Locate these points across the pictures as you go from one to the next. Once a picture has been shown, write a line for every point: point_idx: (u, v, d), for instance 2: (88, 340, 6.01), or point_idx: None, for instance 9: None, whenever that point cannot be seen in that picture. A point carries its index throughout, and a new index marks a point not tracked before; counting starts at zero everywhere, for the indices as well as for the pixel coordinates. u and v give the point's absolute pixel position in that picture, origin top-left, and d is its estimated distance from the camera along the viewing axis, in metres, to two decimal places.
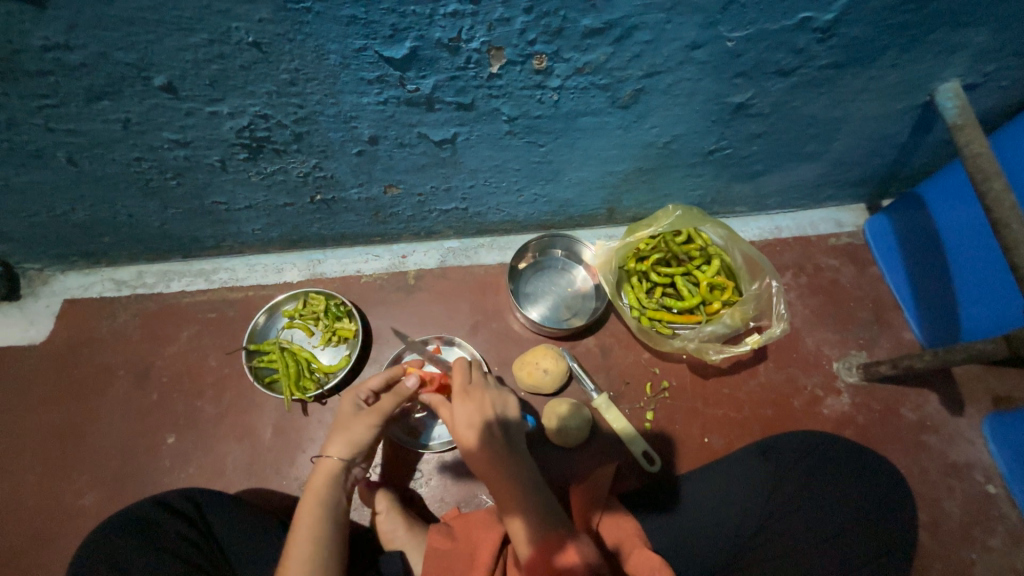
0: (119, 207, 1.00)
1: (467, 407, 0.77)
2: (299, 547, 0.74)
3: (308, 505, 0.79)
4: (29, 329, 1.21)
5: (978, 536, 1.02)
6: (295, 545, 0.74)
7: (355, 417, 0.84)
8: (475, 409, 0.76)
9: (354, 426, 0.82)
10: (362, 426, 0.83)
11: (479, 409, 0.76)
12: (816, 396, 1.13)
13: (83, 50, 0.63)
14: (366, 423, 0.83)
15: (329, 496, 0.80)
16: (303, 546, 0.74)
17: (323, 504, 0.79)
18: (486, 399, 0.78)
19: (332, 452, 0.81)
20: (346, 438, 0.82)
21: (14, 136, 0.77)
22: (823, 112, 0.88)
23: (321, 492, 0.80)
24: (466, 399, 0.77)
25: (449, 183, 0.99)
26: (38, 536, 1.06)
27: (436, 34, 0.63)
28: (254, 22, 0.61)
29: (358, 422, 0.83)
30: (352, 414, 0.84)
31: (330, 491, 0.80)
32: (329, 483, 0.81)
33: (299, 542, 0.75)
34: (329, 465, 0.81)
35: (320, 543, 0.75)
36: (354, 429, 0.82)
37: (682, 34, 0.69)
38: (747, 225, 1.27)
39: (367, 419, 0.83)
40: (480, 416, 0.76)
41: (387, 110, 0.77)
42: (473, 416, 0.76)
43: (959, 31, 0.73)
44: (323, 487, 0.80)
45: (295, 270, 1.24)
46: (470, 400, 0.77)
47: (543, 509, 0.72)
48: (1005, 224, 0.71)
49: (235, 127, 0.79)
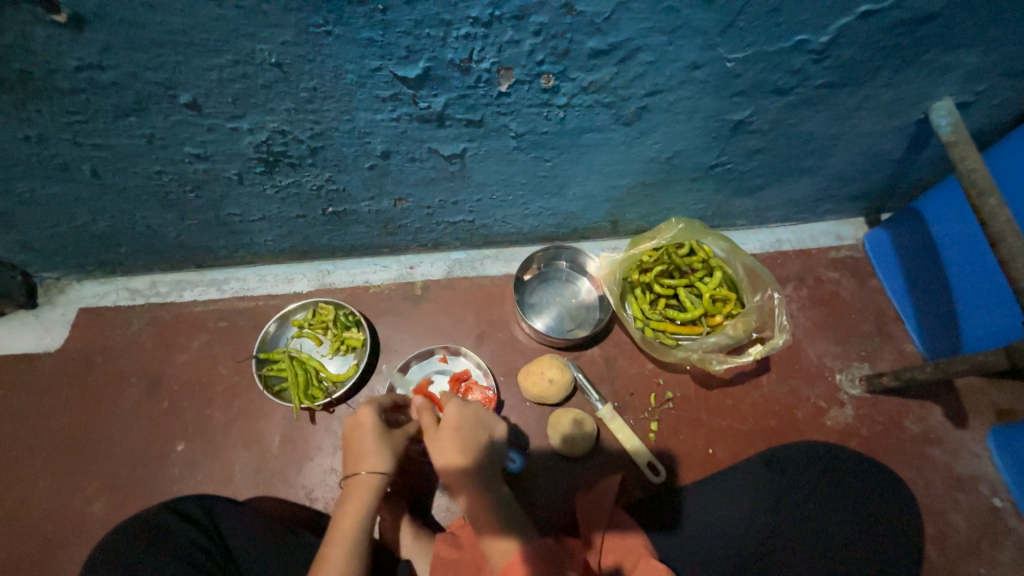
0: (137, 219, 1.03)
1: (458, 419, 0.78)
2: (334, 566, 0.74)
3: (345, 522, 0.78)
4: (44, 336, 1.24)
5: (986, 550, 1.02)
6: (330, 562, 0.74)
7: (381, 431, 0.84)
8: (464, 425, 0.78)
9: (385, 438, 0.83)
10: (399, 437, 0.85)
11: (469, 426, 0.78)
12: (820, 408, 1.14)
13: (114, 70, 0.67)
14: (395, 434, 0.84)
15: (367, 513, 0.79)
16: (341, 562, 0.74)
17: (361, 522, 0.78)
18: (476, 419, 0.80)
19: (376, 466, 0.80)
20: (388, 451, 0.82)
21: (43, 150, 0.80)
22: (821, 128, 0.91)
23: (359, 507, 0.79)
24: (459, 412, 0.79)
25: (457, 196, 1.02)
26: (49, 542, 1.08)
27: (449, 56, 0.67)
28: (277, 44, 0.65)
29: (394, 436, 0.84)
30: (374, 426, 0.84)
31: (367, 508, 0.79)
32: (368, 495, 0.79)
33: (333, 557, 0.75)
34: (364, 483, 0.80)
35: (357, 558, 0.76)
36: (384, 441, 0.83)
37: (685, 55, 0.71)
38: (749, 238, 1.29)
39: (403, 431, 0.86)
40: (468, 432, 0.78)
41: (399, 126, 0.80)
42: (461, 430, 0.77)
43: (949, 52, 0.76)
44: (365, 503, 0.79)
45: (304, 280, 1.27)
46: (472, 415, 0.80)
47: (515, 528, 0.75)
48: (1000, 239, 0.73)
49: (253, 142, 0.82)
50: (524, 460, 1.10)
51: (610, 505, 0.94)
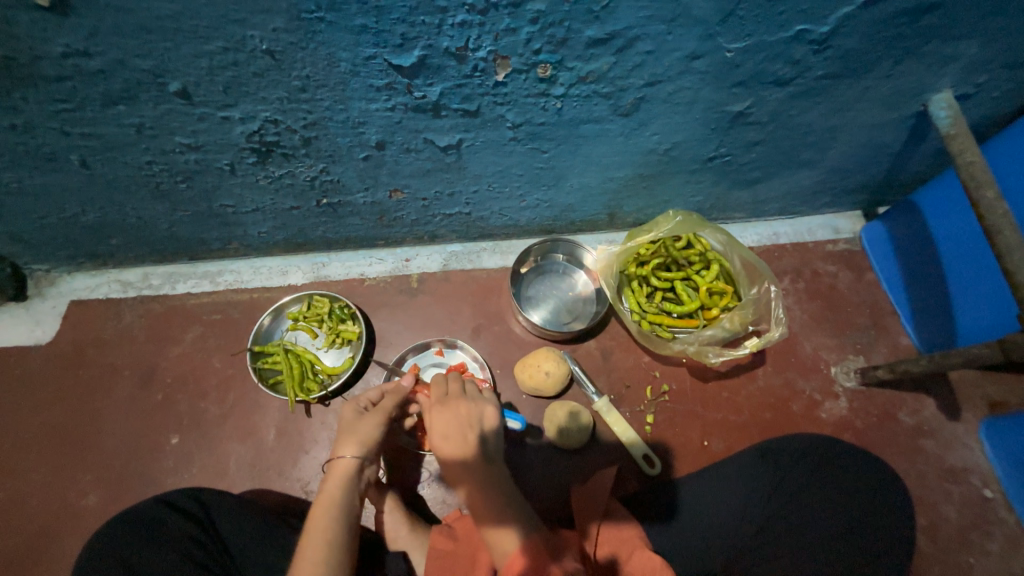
0: (128, 210, 1.02)
1: (444, 416, 0.78)
2: (313, 551, 0.73)
3: (321, 510, 0.78)
4: (35, 329, 1.22)
5: (976, 541, 1.03)
6: (309, 547, 0.74)
7: (359, 420, 0.87)
8: (451, 419, 0.77)
9: (360, 426, 0.86)
10: (369, 425, 0.86)
11: (458, 420, 0.77)
12: (815, 400, 1.14)
13: (101, 57, 0.65)
14: (373, 421, 0.86)
15: (345, 498, 0.81)
16: (319, 546, 0.74)
17: (340, 505, 0.79)
18: (463, 411, 0.78)
19: (346, 454, 0.83)
20: (356, 438, 0.85)
21: (29, 139, 0.79)
22: (820, 120, 0.90)
23: (336, 493, 0.81)
24: (445, 408, 0.79)
25: (453, 188, 1.01)
26: (41, 536, 1.07)
27: (445, 44, 0.65)
28: (269, 31, 0.63)
29: (364, 423, 0.86)
30: (355, 418, 0.87)
31: (343, 495, 0.81)
32: (343, 481, 0.82)
33: (312, 542, 0.74)
34: (342, 468, 0.83)
35: (333, 547, 0.74)
36: (360, 428, 0.85)
37: (684, 44, 0.70)
38: (746, 231, 1.29)
39: (374, 418, 0.87)
40: (456, 427, 0.77)
41: (394, 116, 0.79)
42: (449, 425, 0.77)
43: (950, 43, 0.75)
44: (338, 489, 0.81)
45: (299, 272, 1.26)
46: (449, 409, 0.78)
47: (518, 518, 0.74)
48: (997, 231, 0.73)
49: (245, 131, 0.80)
50: (520, 453, 1.10)
51: (606, 497, 0.93)
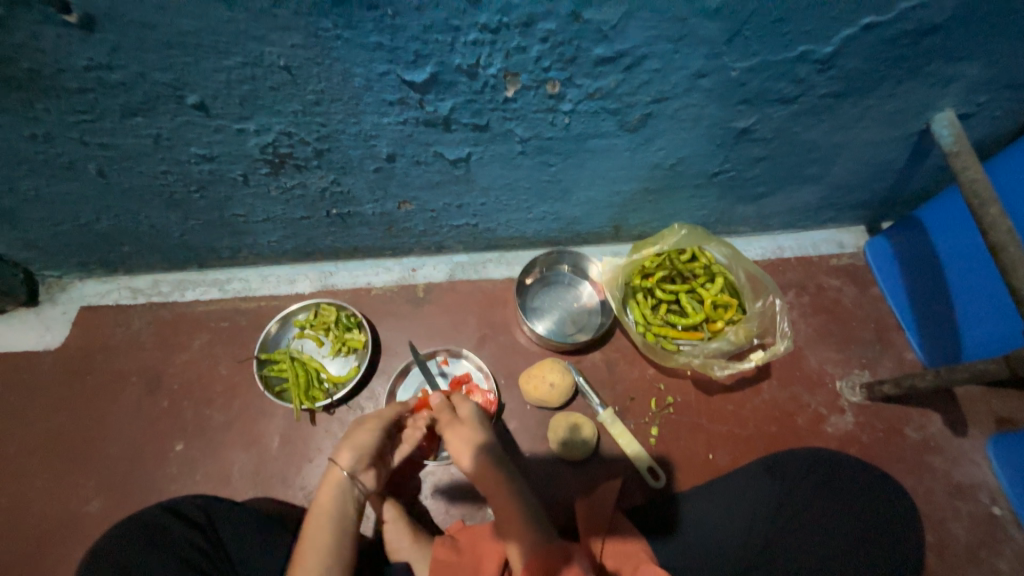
0: (142, 218, 1.03)
1: (467, 427, 0.83)
2: (306, 560, 0.76)
3: (317, 521, 0.80)
4: (45, 334, 1.24)
5: (985, 558, 1.02)
6: (302, 558, 0.77)
7: (358, 427, 0.88)
8: (474, 431, 0.83)
9: (359, 433, 0.87)
10: (365, 432, 0.87)
11: (479, 433, 0.83)
12: (820, 414, 1.14)
13: (123, 70, 0.67)
14: (369, 429, 0.87)
15: (337, 509, 0.82)
16: (311, 557, 0.77)
17: (332, 515, 0.81)
18: (482, 425, 0.84)
19: (341, 462, 0.84)
20: (352, 444, 0.85)
21: (49, 149, 0.81)
22: (824, 137, 0.91)
23: (330, 504, 0.82)
24: (466, 422, 0.84)
25: (461, 200, 1.03)
26: (46, 541, 1.07)
27: (457, 61, 0.67)
28: (287, 47, 0.65)
29: (361, 430, 0.87)
30: (355, 425, 0.89)
31: (338, 503, 0.82)
32: (337, 491, 0.83)
33: (305, 553, 0.77)
34: (337, 478, 0.84)
35: (327, 554, 0.78)
36: (357, 435, 0.86)
37: (689, 64, 0.72)
38: (750, 244, 1.30)
39: (369, 425, 0.88)
40: (478, 437, 0.82)
41: (406, 130, 0.81)
42: (474, 435, 0.82)
43: (952, 63, 0.76)
44: (333, 496, 0.82)
45: (307, 281, 1.27)
46: (469, 423, 0.84)
47: (530, 520, 0.77)
48: (1001, 248, 0.74)
49: (259, 143, 0.82)
50: (524, 464, 1.10)
51: (611, 511, 0.96)
